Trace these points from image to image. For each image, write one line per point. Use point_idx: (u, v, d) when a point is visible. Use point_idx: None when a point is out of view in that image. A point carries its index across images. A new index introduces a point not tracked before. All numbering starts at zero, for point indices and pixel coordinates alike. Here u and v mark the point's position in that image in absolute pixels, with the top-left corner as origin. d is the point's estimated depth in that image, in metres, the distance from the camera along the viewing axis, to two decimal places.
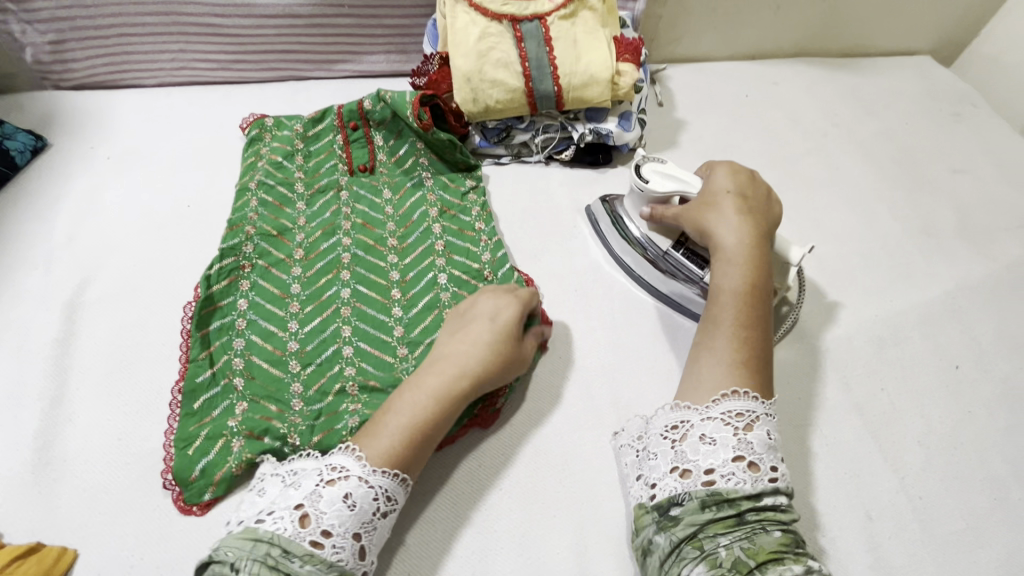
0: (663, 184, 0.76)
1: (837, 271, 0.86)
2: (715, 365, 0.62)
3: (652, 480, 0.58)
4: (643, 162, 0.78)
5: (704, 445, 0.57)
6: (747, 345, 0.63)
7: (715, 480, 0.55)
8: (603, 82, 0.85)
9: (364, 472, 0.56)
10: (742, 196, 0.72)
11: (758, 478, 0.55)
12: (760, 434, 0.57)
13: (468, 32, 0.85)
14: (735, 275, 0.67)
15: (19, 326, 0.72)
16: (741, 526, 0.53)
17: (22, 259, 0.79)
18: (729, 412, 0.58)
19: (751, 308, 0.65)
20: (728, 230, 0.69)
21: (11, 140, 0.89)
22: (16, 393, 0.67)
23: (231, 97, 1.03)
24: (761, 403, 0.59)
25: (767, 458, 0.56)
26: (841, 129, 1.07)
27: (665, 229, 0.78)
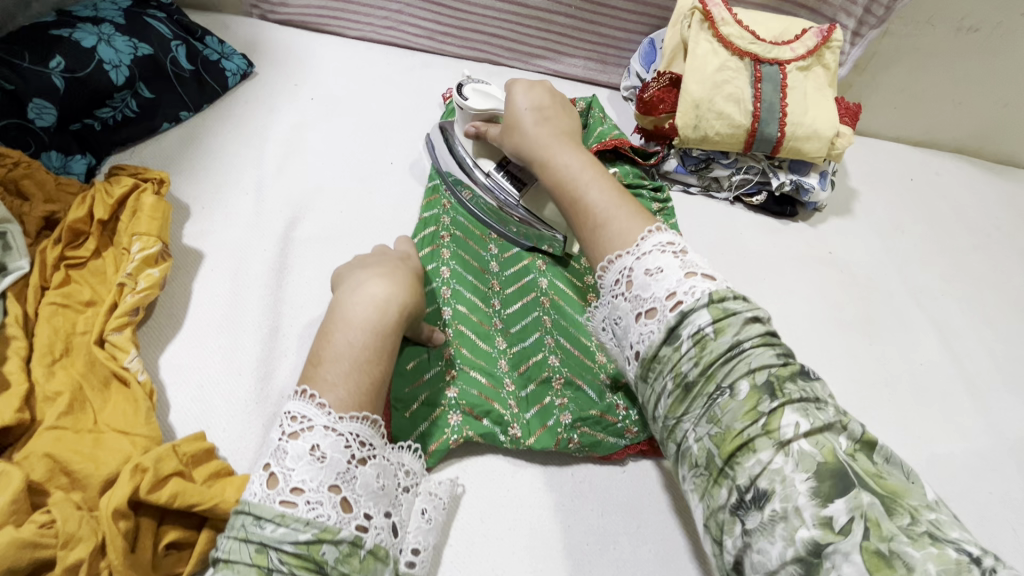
0: (481, 102, 0.78)
1: (1010, 371, 0.87)
2: (586, 237, 0.63)
3: (631, 348, 0.54)
4: (466, 83, 0.80)
5: (621, 324, 0.56)
6: (601, 202, 0.62)
7: (638, 351, 0.53)
8: (824, 139, 0.87)
9: (329, 419, 0.49)
10: (540, 108, 0.73)
11: (660, 319, 0.51)
12: (641, 278, 0.54)
13: (707, 60, 0.86)
14: (572, 156, 0.68)
15: (237, 248, 0.71)
16: (695, 398, 0.48)
17: (232, 180, 0.78)
18: (614, 282, 0.56)
19: (617, 210, 0.61)
20: (570, 160, 0.68)
21: (228, 61, 0.87)
22: (238, 317, 0.65)
23: (428, 67, 1.03)
24: (626, 257, 0.57)
25: (650, 261, 0.54)
26: (1003, 233, 1.07)
27: (485, 150, 0.80)
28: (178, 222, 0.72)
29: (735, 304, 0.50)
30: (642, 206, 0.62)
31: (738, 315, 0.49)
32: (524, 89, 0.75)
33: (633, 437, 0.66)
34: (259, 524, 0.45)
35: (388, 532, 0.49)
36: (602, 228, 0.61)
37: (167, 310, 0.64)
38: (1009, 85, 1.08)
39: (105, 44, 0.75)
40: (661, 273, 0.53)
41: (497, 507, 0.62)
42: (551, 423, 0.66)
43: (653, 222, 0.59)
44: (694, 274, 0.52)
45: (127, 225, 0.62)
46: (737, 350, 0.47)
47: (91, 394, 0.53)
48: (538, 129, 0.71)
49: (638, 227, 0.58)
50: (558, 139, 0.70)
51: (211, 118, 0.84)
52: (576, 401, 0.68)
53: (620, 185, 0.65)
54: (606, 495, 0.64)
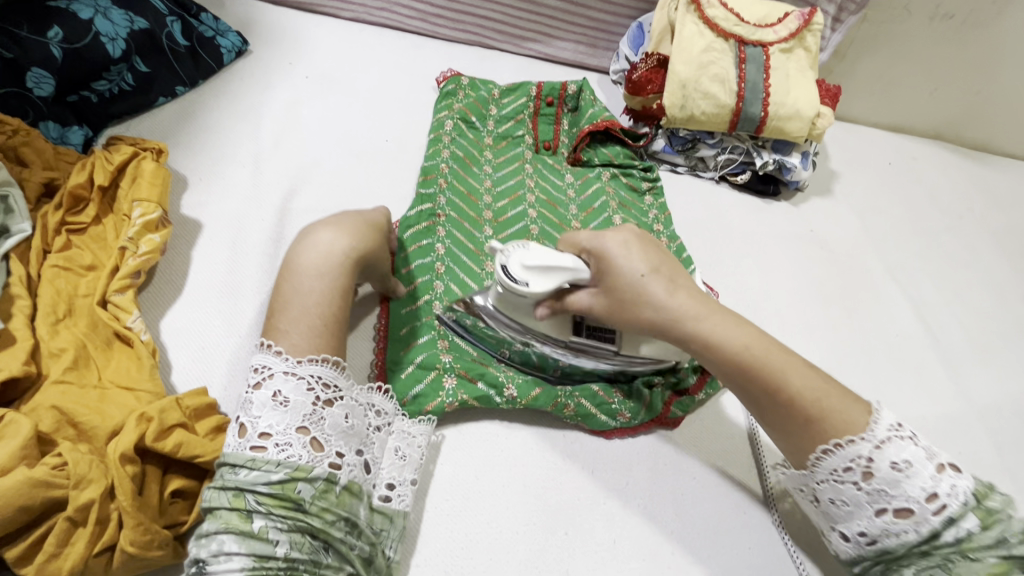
0: (546, 280, 0.61)
1: (980, 343, 0.91)
2: (792, 431, 0.56)
3: (851, 531, 0.54)
4: (506, 260, 0.62)
5: (840, 506, 0.54)
6: (811, 388, 0.55)
7: (875, 539, 0.53)
8: (806, 119, 0.90)
9: (287, 365, 0.51)
10: (654, 269, 0.61)
11: (919, 521, 0.50)
12: (889, 474, 0.51)
13: (694, 42, 0.89)
14: (734, 330, 0.58)
15: (234, 219, 0.72)
16: (931, 556, 0.51)
17: (228, 153, 0.79)
18: (844, 469, 0.52)
19: (769, 354, 0.57)
20: (730, 331, 0.58)
21: (223, 38, 0.88)
22: (237, 284, 0.67)
23: (421, 49, 1.04)
24: (862, 441, 0.52)
25: (911, 490, 0.51)
26: (975, 214, 1.12)
27: (558, 324, 0.66)
28: (175, 193, 0.73)
29: (995, 500, 0.51)
30: (836, 381, 0.57)
31: (909, 467, 0.51)
32: (618, 242, 0.62)
33: (626, 420, 0.68)
34: (234, 470, 0.48)
35: (361, 469, 0.53)
36: (830, 414, 0.54)
37: (166, 276, 0.65)
38: (980, 72, 1.13)
39: (101, 17, 0.76)
40: (911, 468, 0.51)
41: (492, 464, 0.64)
42: (548, 386, 0.68)
43: (869, 405, 0.55)
44: (943, 468, 0.51)
45: (128, 192, 0.63)
46: (1004, 538, 0.49)
47: (94, 352, 0.54)
48: (676, 298, 0.60)
49: (863, 415, 0.53)
50: (705, 306, 0.60)
51: (207, 93, 0.85)
52: (572, 370, 0.70)
53: (776, 345, 0.58)
54: (596, 455, 0.67)
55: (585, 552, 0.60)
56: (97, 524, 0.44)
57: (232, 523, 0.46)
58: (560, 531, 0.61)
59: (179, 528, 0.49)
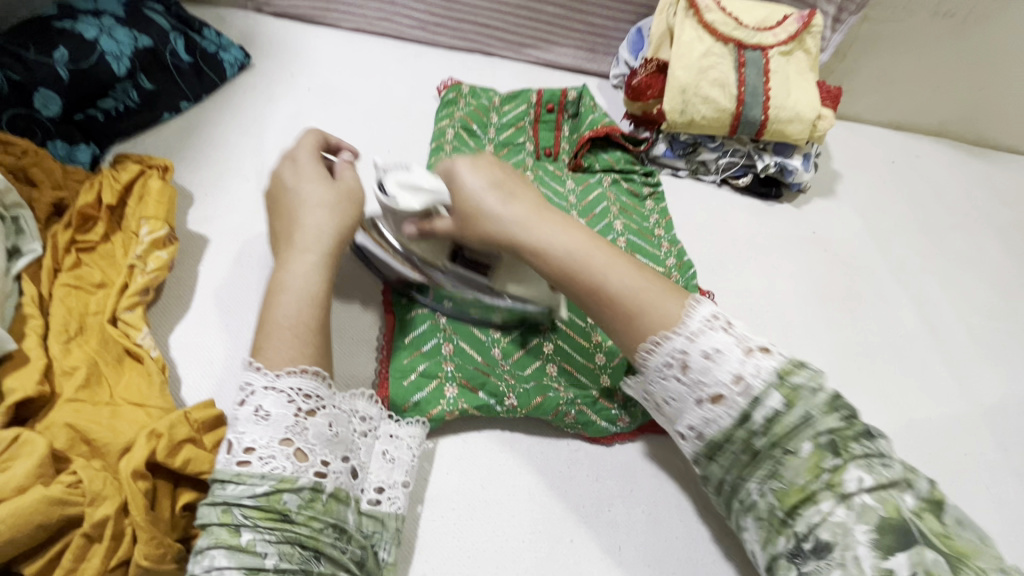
0: (411, 199, 0.63)
1: (985, 342, 0.91)
2: (631, 347, 0.57)
3: (690, 427, 0.56)
4: (383, 175, 0.65)
5: (672, 404, 0.56)
6: (631, 287, 0.57)
7: (699, 431, 0.56)
8: (807, 121, 0.90)
9: (268, 379, 0.51)
10: (502, 191, 0.62)
11: (729, 406, 0.53)
12: (701, 363, 0.54)
13: (693, 47, 0.89)
14: (558, 233, 0.60)
15: (239, 233, 0.73)
16: (762, 462, 0.53)
17: (232, 168, 0.80)
18: (664, 365, 0.55)
19: (648, 290, 0.57)
20: (602, 259, 0.59)
21: (225, 53, 0.89)
22: (244, 298, 0.68)
23: (422, 58, 1.05)
24: (674, 337, 0.55)
25: (721, 376, 0.53)
26: (980, 212, 1.11)
27: (432, 249, 0.67)
28: (181, 209, 0.74)
29: (800, 376, 0.53)
30: (661, 276, 0.59)
31: (808, 389, 0.53)
32: (472, 166, 0.63)
33: (624, 426, 0.70)
34: (221, 486, 0.48)
35: (347, 475, 0.54)
36: (643, 310, 0.56)
37: (174, 292, 0.66)
38: (984, 68, 1.12)
39: (105, 36, 0.77)
40: (720, 355, 0.53)
41: (496, 473, 0.65)
42: (549, 395, 0.68)
43: (688, 295, 0.58)
44: (750, 352, 0.53)
45: (135, 210, 0.64)
46: (805, 420, 0.52)
47: (106, 370, 0.56)
48: (510, 209, 0.61)
49: (684, 305, 0.56)
50: (534, 215, 0.61)
51: (211, 108, 0.86)
52: (571, 384, 0.71)
53: (604, 248, 0.60)
54: (601, 462, 0.68)
55: (587, 558, 0.62)
56: (113, 539, 0.45)
57: (221, 538, 0.46)
58: (563, 538, 0.63)
59: (191, 541, 0.50)
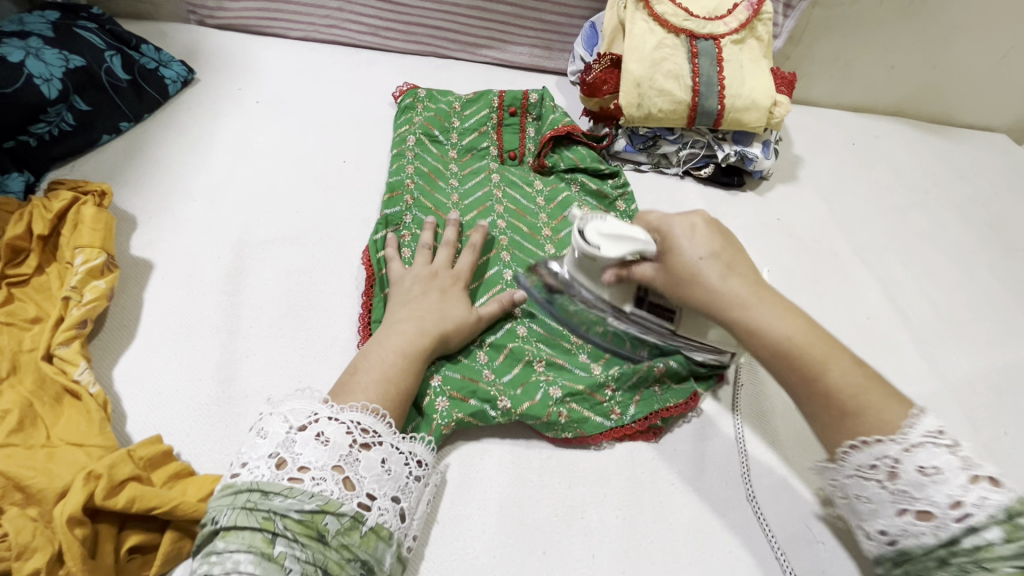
0: (615, 247, 0.56)
1: (951, 319, 0.91)
2: (824, 423, 0.51)
3: (877, 528, 0.49)
4: (584, 223, 0.59)
5: (864, 502, 0.49)
6: (848, 381, 0.50)
7: (895, 539, 0.47)
8: (763, 109, 0.90)
9: (333, 411, 0.52)
10: (713, 255, 0.54)
11: (936, 524, 0.45)
12: (913, 476, 0.46)
13: (645, 39, 0.88)
14: (781, 322, 0.51)
15: (188, 255, 0.71)
16: (949, 572, 0.44)
17: (177, 188, 0.77)
18: (865, 467, 0.48)
19: (869, 384, 0.50)
20: (776, 320, 0.51)
21: (166, 69, 0.86)
22: (193, 323, 0.65)
23: (375, 64, 1.03)
24: (889, 443, 0.47)
25: (936, 496, 0.45)
26: (939, 189, 1.13)
27: (622, 292, 0.59)
28: (124, 234, 0.71)
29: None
30: (885, 379, 0.51)
31: None
32: (687, 229, 0.55)
33: (619, 419, 0.67)
34: (267, 497, 0.47)
35: (394, 515, 0.51)
36: (866, 412, 0.49)
37: (118, 321, 0.64)
38: (935, 47, 1.13)
39: (33, 58, 0.74)
40: (940, 474, 0.45)
41: (467, 487, 0.61)
42: (539, 397, 0.66)
43: (909, 407, 0.49)
44: (977, 479, 0.45)
45: (69, 239, 0.61)
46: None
47: (43, 410, 0.53)
48: (728, 284, 0.53)
49: (898, 414, 0.48)
50: (756, 296, 0.53)
51: (154, 127, 0.83)
52: (561, 377, 0.68)
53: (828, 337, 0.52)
54: (572, 467, 0.64)
55: (563, 569, 0.58)
56: None
57: (255, 544, 0.45)
58: (536, 552, 0.58)
59: None
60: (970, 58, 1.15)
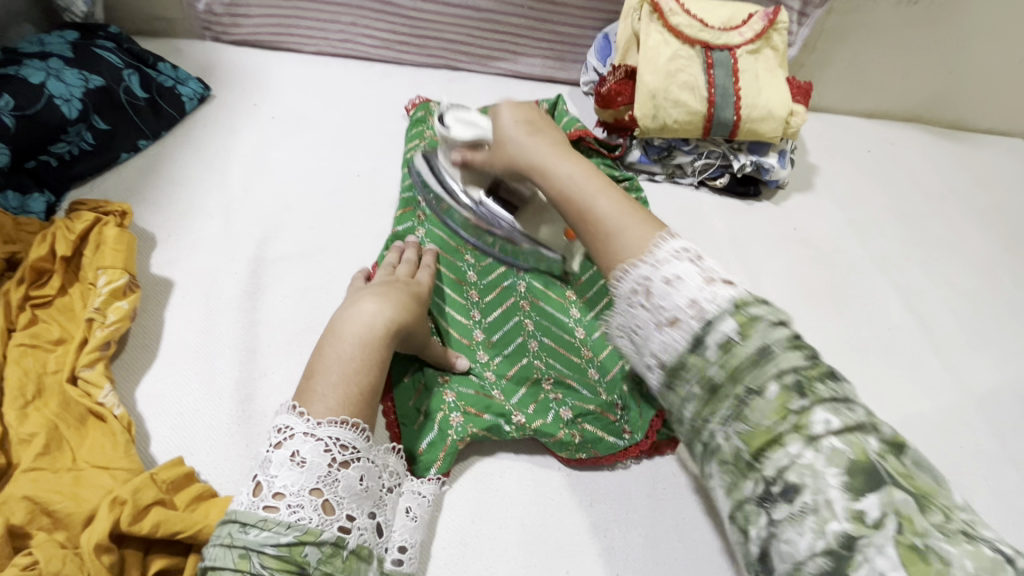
0: (465, 131, 0.69)
1: (973, 329, 0.90)
2: (593, 249, 0.56)
3: (653, 355, 0.49)
4: (445, 110, 0.72)
5: (641, 332, 0.51)
6: (611, 211, 0.56)
7: (664, 359, 0.49)
8: (779, 119, 0.89)
9: (308, 425, 0.51)
10: (528, 121, 0.66)
11: (684, 328, 0.47)
12: (661, 288, 0.49)
13: (660, 51, 0.88)
14: (568, 165, 0.61)
15: (205, 272, 0.71)
16: (724, 399, 0.45)
17: (195, 205, 0.78)
18: (629, 291, 0.51)
19: (624, 220, 0.55)
20: (566, 169, 0.61)
21: (183, 86, 0.87)
22: (213, 342, 0.65)
23: (388, 77, 1.03)
24: (639, 264, 0.51)
25: (679, 301, 0.48)
26: (957, 196, 1.11)
27: (476, 178, 0.72)
28: (144, 252, 0.72)
29: (759, 309, 0.46)
30: (646, 209, 0.56)
31: (767, 321, 0.45)
32: (513, 106, 0.67)
33: (631, 438, 0.67)
34: (244, 530, 0.46)
35: (373, 531, 0.51)
36: (610, 236, 0.55)
37: (140, 342, 0.64)
38: (950, 53, 1.12)
39: (53, 79, 0.74)
40: (680, 281, 0.48)
41: (488, 507, 0.61)
42: (550, 418, 0.66)
43: (663, 228, 0.54)
44: (714, 280, 0.48)
45: (91, 260, 0.62)
46: (765, 352, 0.44)
47: (67, 433, 0.53)
48: (535, 141, 0.64)
49: (649, 230, 0.53)
50: (556, 151, 0.62)
51: (171, 145, 0.84)
52: (572, 398, 0.68)
53: (602, 181, 0.59)
54: (590, 484, 0.64)
55: None
56: None
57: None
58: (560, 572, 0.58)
59: None
60: (985, 63, 1.15)
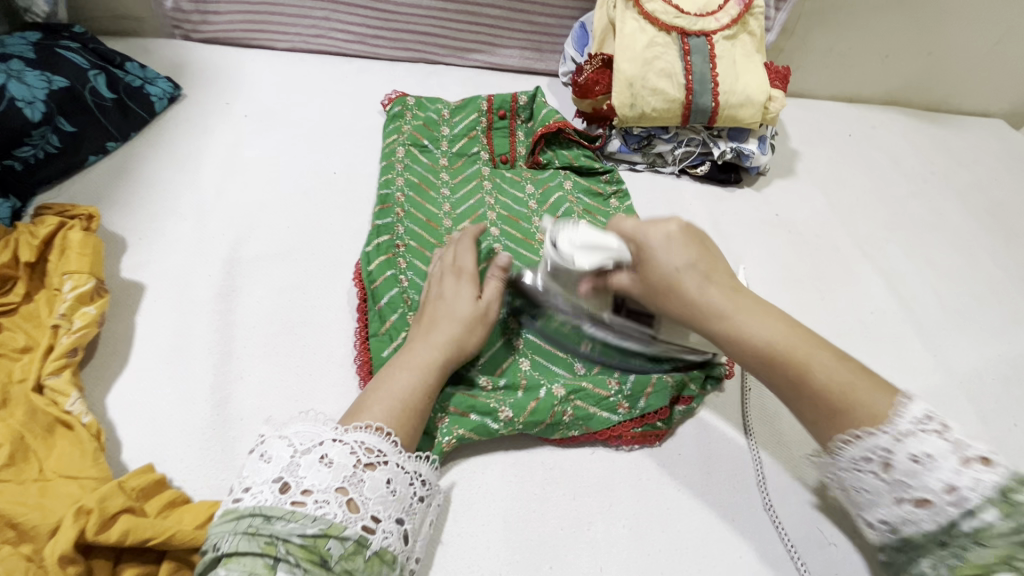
0: (588, 256, 0.62)
1: (955, 310, 0.90)
2: (812, 417, 0.52)
3: (878, 517, 0.50)
4: (558, 231, 0.65)
5: (863, 493, 0.50)
6: (832, 377, 0.51)
7: (898, 527, 0.49)
8: (758, 105, 0.88)
9: (336, 432, 0.50)
10: (689, 263, 0.57)
11: (937, 510, 0.46)
12: (909, 466, 0.47)
13: (636, 38, 0.87)
14: (762, 327, 0.54)
15: (177, 274, 0.70)
16: (952, 545, 0.46)
17: (167, 206, 0.76)
18: (861, 459, 0.49)
19: (856, 380, 0.51)
20: (759, 326, 0.54)
21: (152, 86, 0.85)
22: (185, 345, 0.64)
23: (364, 72, 1.02)
24: (881, 434, 0.48)
25: (932, 483, 0.47)
26: (939, 177, 1.12)
27: (601, 303, 0.64)
28: (114, 255, 0.70)
29: (1014, 487, 0.46)
30: (862, 364, 0.53)
31: (1019, 499, 0.45)
32: (661, 239, 0.58)
33: (627, 412, 0.66)
34: (269, 522, 0.46)
35: (399, 537, 0.49)
36: (854, 405, 0.50)
37: (110, 347, 0.63)
38: (929, 34, 1.12)
39: (15, 81, 0.72)
40: (932, 460, 0.47)
41: (469, 504, 0.60)
42: (543, 397, 0.64)
43: (897, 395, 0.50)
44: (971, 460, 0.46)
45: (56, 265, 0.60)
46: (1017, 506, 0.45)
47: (34, 442, 0.52)
48: (707, 293, 0.56)
49: (888, 403, 0.49)
50: (733, 301, 0.56)
51: (142, 146, 0.82)
52: (565, 383, 0.66)
53: (807, 331, 0.55)
54: (574, 478, 0.63)
55: None
56: None
57: (256, 571, 0.43)
58: (543, 566, 0.57)
59: None
60: (963, 44, 1.15)
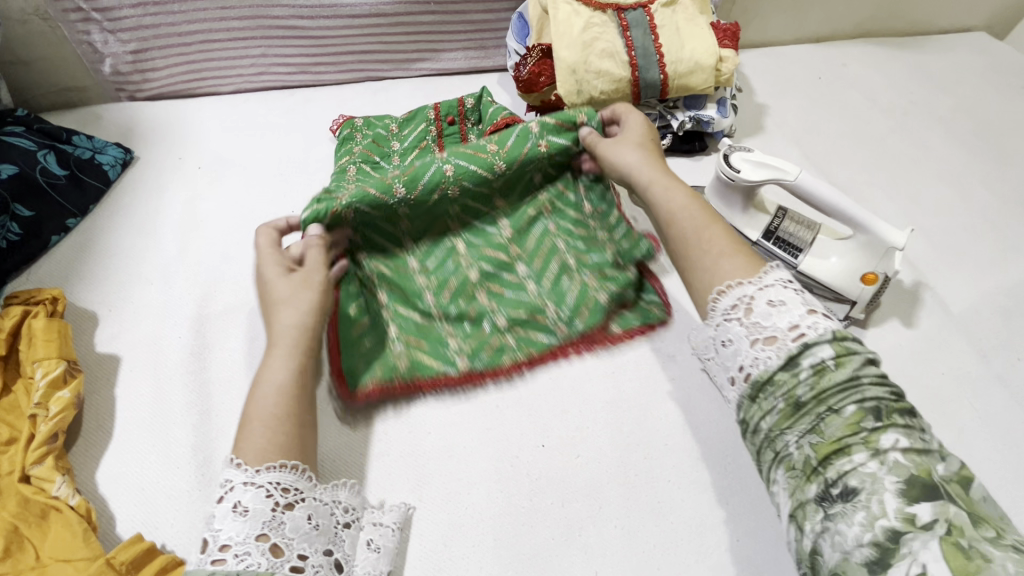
0: (756, 173, 0.72)
1: (945, 245, 0.87)
2: (687, 266, 0.57)
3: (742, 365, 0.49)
4: (730, 151, 0.75)
5: (729, 346, 0.50)
6: (710, 242, 0.56)
7: (750, 373, 0.48)
8: (708, 68, 0.85)
9: (247, 475, 0.49)
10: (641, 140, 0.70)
11: (781, 348, 0.47)
12: (764, 308, 0.49)
13: (572, 22, 0.84)
14: (676, 190, 0.62)
15: (149, 341, 0.71)
16: (805, 415, 0.44)
17: (134, 274, 0.77)
18: (731, 304, 0.51)
19: (691, 210, 0.59)
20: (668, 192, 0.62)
21: (102, 155, 0.86)
22: (165, 411, 0.65)
23: (311, 101, 1.01)
24: (747, 284, 0.51)
25: (780, 324, 0.48)
26: (917, 107, 1.06)
27: (754, 220, 0.78)
28: (87, 331, 0.72)
29: (853, 344, 0.45)
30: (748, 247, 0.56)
31: (864, 356, 0.44)
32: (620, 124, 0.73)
33: (566, 332, 0.72)
34: None
35: (329, 568, 0.49)
36: (708, 262, 0.55)
37: (94, 424, 0.64)
38: None
39: None
40: (785, 306, 0.48)
41: (458, 526, 0.60)
42: (489, 333, 0.71)
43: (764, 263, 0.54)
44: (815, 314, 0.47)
45: (26, 354, 0.62)
46: (858, 382, 0.43)
47: (29, 531, 0.54)
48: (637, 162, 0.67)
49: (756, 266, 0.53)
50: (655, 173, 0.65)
51: (102, 217, 0.83)
52: (520, 337, 0.71)
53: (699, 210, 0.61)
54: (562, 484, 0.63)
55: None
56: None
57: None
58: None
59: None
60: None
